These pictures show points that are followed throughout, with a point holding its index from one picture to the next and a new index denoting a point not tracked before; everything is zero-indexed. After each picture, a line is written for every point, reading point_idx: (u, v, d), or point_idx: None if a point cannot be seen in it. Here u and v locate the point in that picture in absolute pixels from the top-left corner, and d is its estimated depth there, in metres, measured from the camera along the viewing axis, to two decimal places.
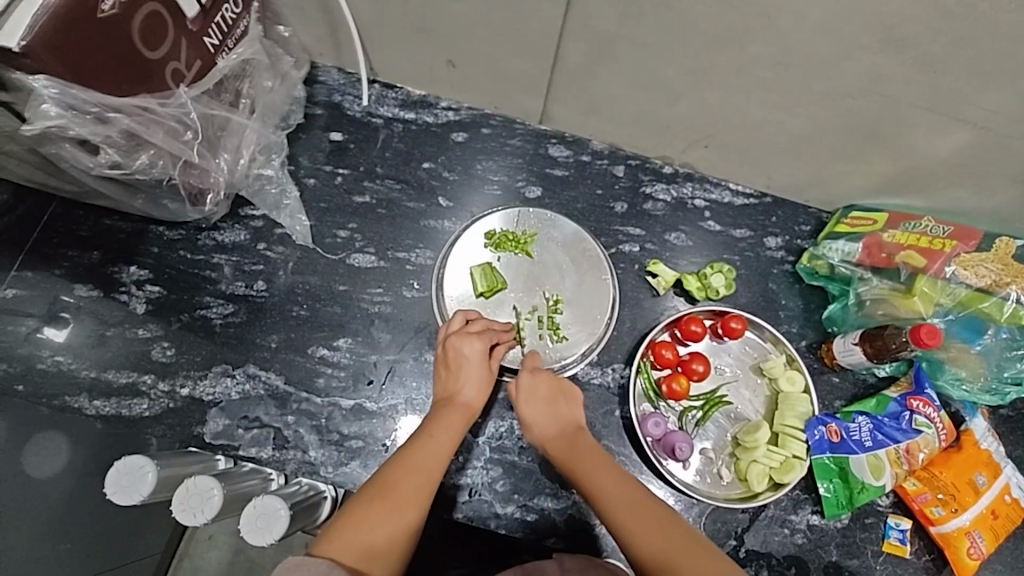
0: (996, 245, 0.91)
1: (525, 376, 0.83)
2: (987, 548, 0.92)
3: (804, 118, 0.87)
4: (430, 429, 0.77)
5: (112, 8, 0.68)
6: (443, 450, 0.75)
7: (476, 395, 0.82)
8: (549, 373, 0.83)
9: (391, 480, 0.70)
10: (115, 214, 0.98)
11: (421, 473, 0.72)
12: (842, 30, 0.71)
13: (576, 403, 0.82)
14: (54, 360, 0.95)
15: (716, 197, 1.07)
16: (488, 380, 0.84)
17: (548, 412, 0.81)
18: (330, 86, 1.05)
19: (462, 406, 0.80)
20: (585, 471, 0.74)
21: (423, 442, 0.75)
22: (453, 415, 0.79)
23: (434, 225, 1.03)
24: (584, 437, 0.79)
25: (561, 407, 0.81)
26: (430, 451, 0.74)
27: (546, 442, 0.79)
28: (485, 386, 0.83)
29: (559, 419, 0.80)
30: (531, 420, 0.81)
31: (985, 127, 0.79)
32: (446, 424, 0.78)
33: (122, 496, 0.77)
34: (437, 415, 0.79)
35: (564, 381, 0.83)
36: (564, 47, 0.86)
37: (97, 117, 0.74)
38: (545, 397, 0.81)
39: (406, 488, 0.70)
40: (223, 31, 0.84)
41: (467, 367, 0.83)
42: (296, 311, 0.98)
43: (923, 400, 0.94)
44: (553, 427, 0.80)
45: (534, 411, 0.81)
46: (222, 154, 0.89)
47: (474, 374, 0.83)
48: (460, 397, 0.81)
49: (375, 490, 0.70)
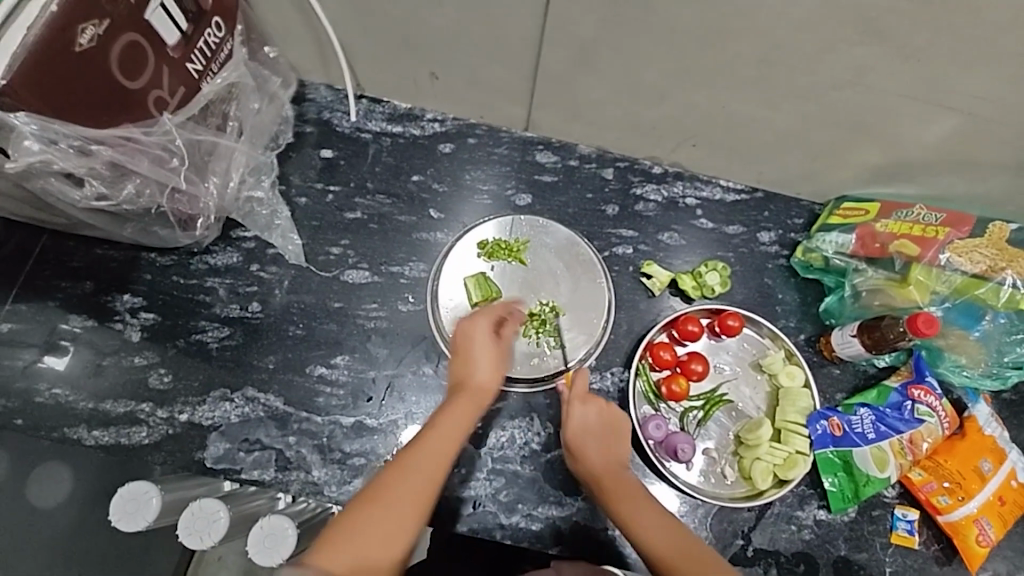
0: (989, 229, 0.91)
1: (577, 407, 0.83)
2: (997, 534, 0.92)
3: (791, 112, 0.86)
4: (439, 415, 0.74)
5: (89, 42, 0.69)
6: (454, 437, 0.72)
7: (489, 377, 0.80)
8: (598, 404, 0.84)
9: (399, 472, 0.67)
10: (106, 242, 0.98)
11: (426, 460, 0.69)
12: (824, 23, 0.71)
13: (625, 440, 0.83)
14: (52, 393, 0.95)
15: (707, 194, 1.07)
16: (501, 365, 0.82)
17: (600, 445, 0.81)
18: (319, 104, 1.05)
19: (476, 391, 0.78)
20: (623, 504, 0.75)
21: (432, 430, 0.72)
22: (466, 401, 0.76)
23: (426, 237, 1.03)
24: (628, 475, 0.78)
25: (610, 442, 0.82)
26: (437, 440, 0.71)
27: (591, 474, 0.79)
28: (498, 370, 0.81)
29: (607, 453, 0.80)
30: (581, 451, 0.80)
31: (973, 114, 0.79)
32: (458, 409, 0.75)
33: (127, 523, 0.78)
34: (451, 401, 0.77)
35: (617, 418, 0.84)
36: (545, 55, 0.86)
37: (80, 150, 0.74)
38: (597, 429, 0.82)
39: (414, 482, 0.66)
40: (207, 56, 0.83)
41: (480, 351, 0.81)
42: (292, 330, 0.98)
43: (925, 389, 0.94)
44: (601, 461, 0.79)
45: (585, 442, 0.81)
46: (211, 178, 0.89)
47: (486, 359, 0.81)
48: (473, 380, 0.79)
49: (382, 483, 0.66)
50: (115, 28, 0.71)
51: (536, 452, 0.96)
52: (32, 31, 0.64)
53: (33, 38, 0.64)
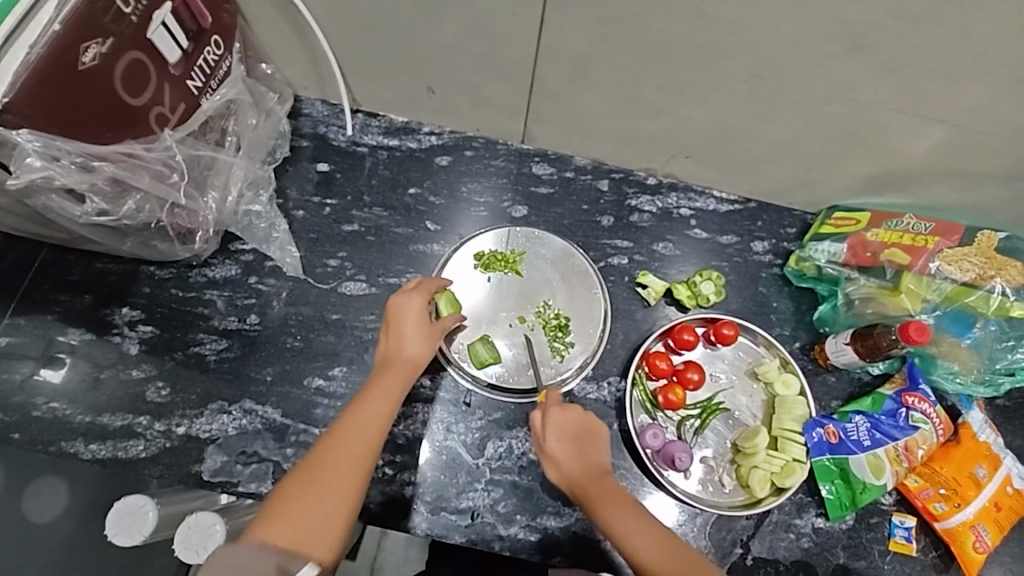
0: (979, 238, 0.93)
1: (552, 411, 0.79)
2: (993, 541, 0.93)
3: (782, 125, 0.88)
4: (365, 392, 0.74)
5: (93, 60, 0.70)
6: (378, 416, 0.72)
7: (420, 352, 0.79)
8: (577, 409, 0.80)
9: (322, 464, 0.68)
10: (106, 256, 0.99)
11: (350, 444, 0.69)
12: (813, 39, 0.72)
13: (604, 443, 0.79)
14: (50, 406, 0.94)
15: (701, 204, 1.08)
16: (431, 341, 0.80)
17: (570, 447, 0.77)
18: (315, 118, 1.06)
19: (404, 363, 0.77)
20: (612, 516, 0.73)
21: (359, 410, 0.72)
22: (392, 373, 0.76)
23: (423, 249, 1.03)
24: (610, 482, 0.76)
25: (588, 449, 0.78)
26: (364, 425, 0.71)
27: (564, 479, 0.77)
28: (430, 345, 0.80)
29: (586, 462, 0.77)
30: (555, 456, 0.77)
31: (958, 125, 0.80)
32: (383, 385, 0.75)
33: (125, 537, 0.82)
34: (377, 376, 0.76)
35: (593, 422, 0.79)
36: (541, 70, 0.88)
37: (82, 166, 0.75)
38: (573, 436, 0.78)
39: (340, 471, 0.67)
40: (206, 73, 0.85)
41: (409, 324, 0.80)
42: (290, 342, 0.98)
43: (918, 396, 0.95)
44: (579, 469, 0.76)
45: (558, 447, 0.77)
46: (210, 192, 0.90)
47: (415, 336, 0.79)
48: (402, 354, 0.78)
49: (304, 475, 0.67)
50: (118, 46, 0.72)
51: (534, 462, 0.96)
52: (35, 50, 0.66)
53: (35, 56, 0.66)
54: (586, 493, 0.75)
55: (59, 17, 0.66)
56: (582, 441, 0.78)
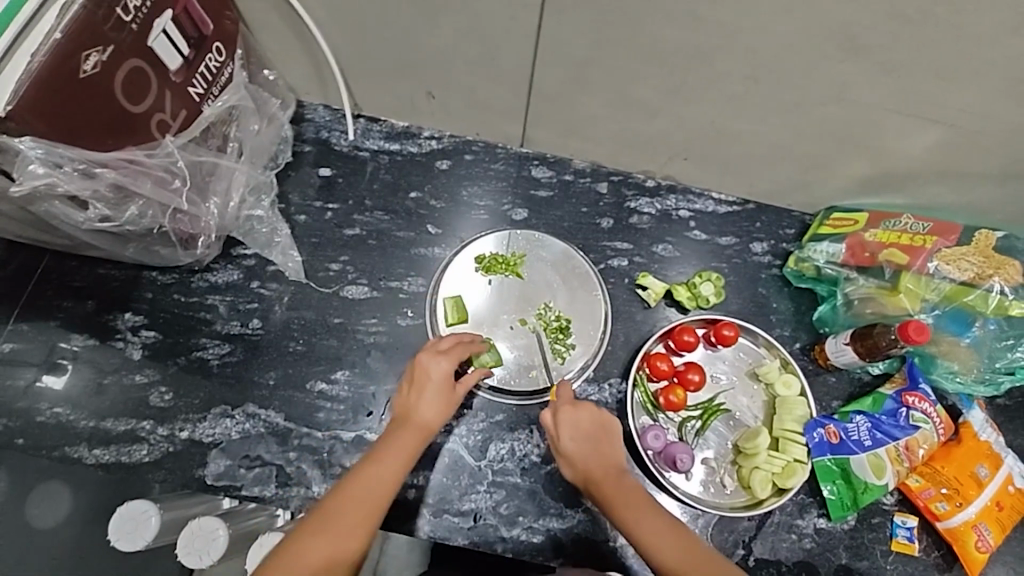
0: (976, 237, 0.94)
1: (566, 410, 0.81)
2: (995, 540, 0.93)
3: (780, 127, 0.89)
4: (380, 447, 0.74)
5: (94, 68, 0.71)
6: (394, 469, 0.71)
7: (436, 416, 0.78)
8: (590, 406, 0.81)
9: (334, 510, 0.68)
10: (108, 261, 1.00)
11: (361, 496, 0.69)
12: (808, 41, 0.73)
13: (617, 440, 0.80)
14: (53, 412, 0.95)
15: (700, 206, 1.09)
16: (450, 400, 0.80)
17: (584, 444, 0.79)
18: (317, 123, 1.07)
19: (419, 427, 0.76)
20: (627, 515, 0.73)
21: (372, 463, 0.71)
22: (407, 434, 0.75)
23: (425, 252, 1.04)
24: (626, 478, 0.76)
25: (603, 446, 0.79)
26: (376, 477, 0.70)
27: (582, 475, 0.78)
28: (447, 406, 0.79)
29: (601, 458, 0.78)
30: (571, 454, 0.79)
31: (955, 125, 0.81)
32: (397, 442, 0.74)
33: (126, 543, 0.80)
34: (392, 433, 0.76)
35: (605, 417, 0.81)
36: (539, 74, 0.89)
37: (85, 173, 0.75)
38: (587, 433, 0.80)
39: (350, 517, 0.67)
40: (207, 79, 0.86)
41: (430, 387, 0.80)
42: (292, 346, 0.99)
43: (918, 396, 0.95)
44: (595, 465, 0.78)
45: (574, 445, 0.79)
46: (212, 198, 0.90)
47: (436, 395, 0.79)
48: (417, 417, 0.77)
49: (315, 519, 0.67)
50: (119, 54, 0.73)
51: (536, 464, 0.96)
52: (36, 58, 0.66)
53: (37, 65, 0.66)
54: (601, 489, 0.76)
55: (60, 26, 0.66)
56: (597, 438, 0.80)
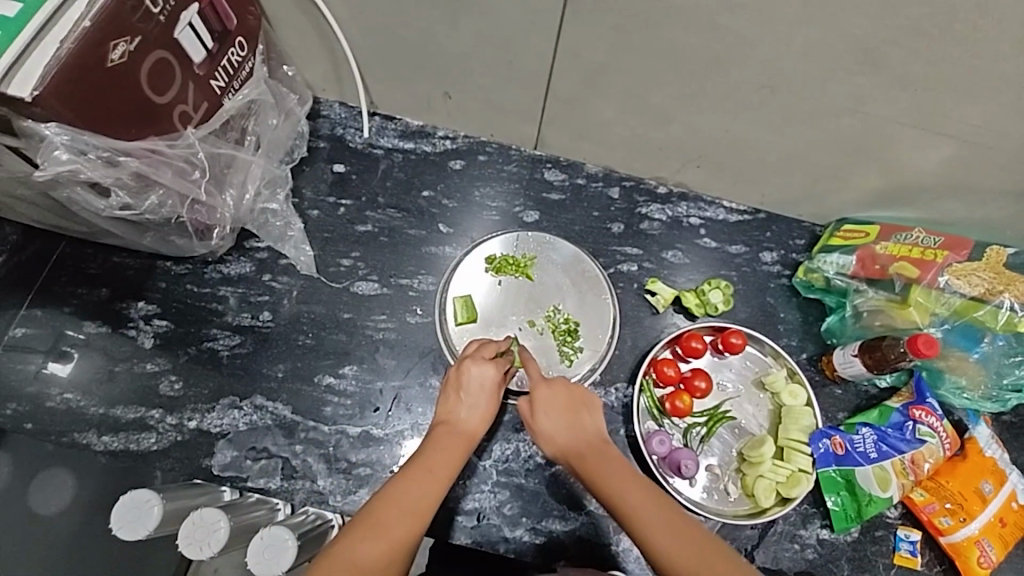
0: (988, 253, 0.93)
1: (541, 388, 0.79)
2: (998, 556, 0.92)
3: (794, 137, 0.89)
4: (426, 453, 0.72)
5: (121, 58, 0.71)
6: (438, 478, 0.70)
7: (477, 423, 0.78)
8: (563, 383, 0.80)
9: (383, 518, 0.65)
10: (123, 250, 1.00)
11: (408, 501, 0.67)
12: (827, 53, 0.74)
13: (597, 412, 0.79)
14: (63, 397, 0.96)
15: (710, 214, 1.09)
16: (491, 409, 0.79)
17: (559, 419, 0.77)
18: (333, 120, 1.08)
19: (463, 432, 0.76)
20: (615, 490, 0.69)
21: (417, 470, 0.70)
22: (452, 442, 0.74)
23: (435, 251, 1.05)
24: (610, 449, 0.74)
25: (584, 420, 0.77)
26: (422, 485, 0.69)
27: (563, 454, 0.76)
28: (489, 412, 0.79)
29: (582, 434, 0.76)
30: (549, 433, 0.77)
31: (969, 141, 0.81)
32: (442, 450, 0.73)
33: (128, 532, 0.77)
34: (434, 439, 0.75)
35: (579, 391, 0.80)
36: (557, 77, 0.89)
37: (108, 161, 0.76)
38: (563, 411, 0.78)
39: (396, 523, 0.65)
40: (229, 73, 0.87)
41: (471, 390, 0.79)
42: (301, 340, 0.99)
43: (926, 410, 0.95)
44: (572, 439, 0.75)
45: (552, 423, 0.77)
46: (229, 190, 0.91)
47: (478, 402, 0.79)
48: (459, 423, 0.77)
49: (360, 526, 0.65)
50: (145, 44, 0.74)
51: (540, 465, 0.96)
52: (65, 45, 0.66)
53: (67, 51, 0.66)
54: (584, 462, 0.74)
55: (90, 14, 0.67)
56: (574, 413, 0.77)
